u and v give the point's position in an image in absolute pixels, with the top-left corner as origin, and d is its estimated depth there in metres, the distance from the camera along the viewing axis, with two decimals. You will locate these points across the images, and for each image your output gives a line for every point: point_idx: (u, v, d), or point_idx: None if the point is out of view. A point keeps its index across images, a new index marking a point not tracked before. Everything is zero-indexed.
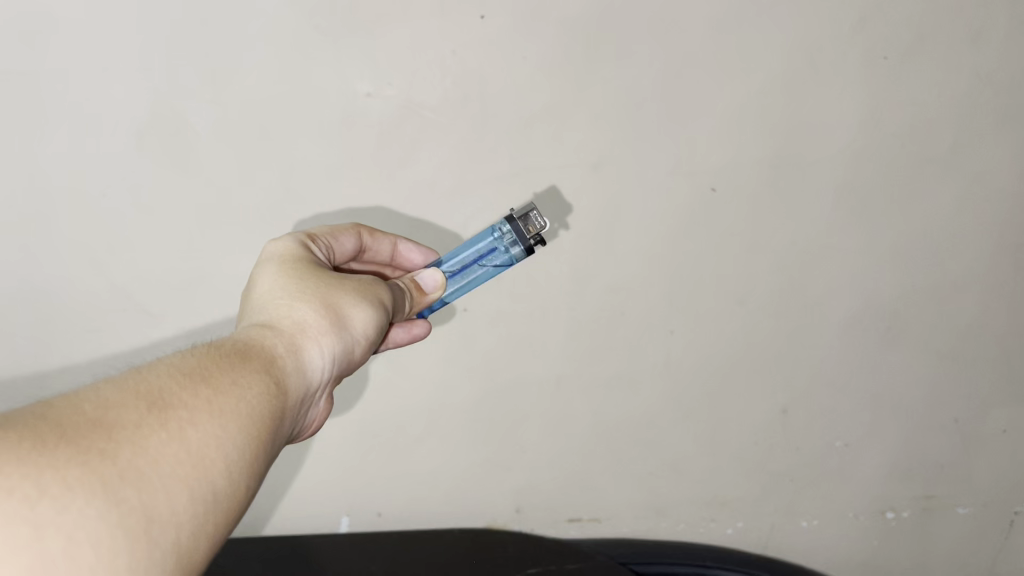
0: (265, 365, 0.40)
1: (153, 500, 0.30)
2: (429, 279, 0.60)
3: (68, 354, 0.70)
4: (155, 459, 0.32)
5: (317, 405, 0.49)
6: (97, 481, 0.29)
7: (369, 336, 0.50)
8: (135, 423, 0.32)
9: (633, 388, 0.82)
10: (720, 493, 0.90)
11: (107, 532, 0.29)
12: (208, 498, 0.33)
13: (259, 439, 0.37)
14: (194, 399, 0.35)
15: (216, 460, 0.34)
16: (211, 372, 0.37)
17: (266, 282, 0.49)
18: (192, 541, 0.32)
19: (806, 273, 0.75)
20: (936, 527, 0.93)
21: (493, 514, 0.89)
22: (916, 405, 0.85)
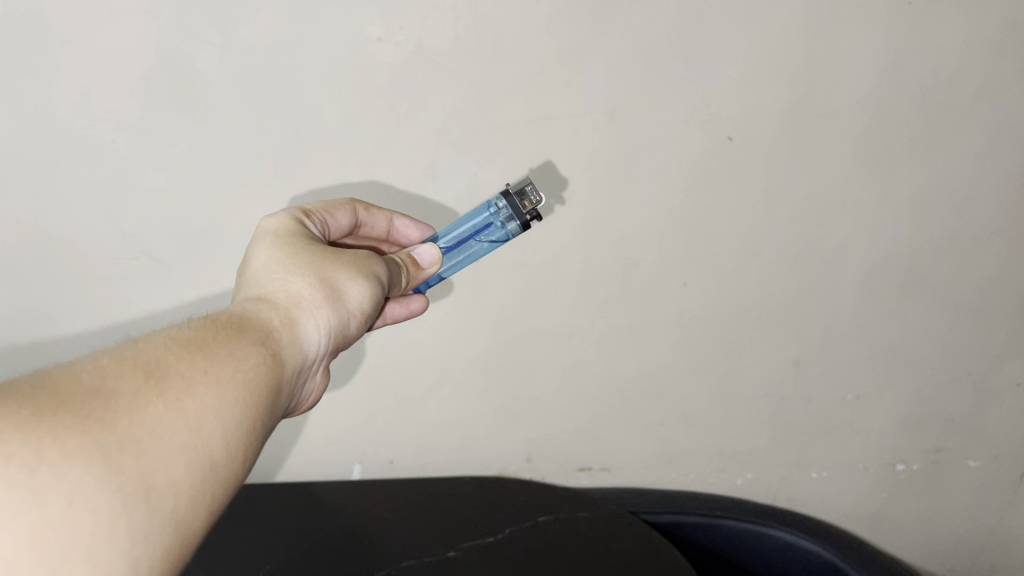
0: (261, 338, 0.42)
1: (151, 467, 0.32)
2: (427, 254, 0.61)
3: (81, 302, 0.71)
4: (153, 428, 0.33)
5: (316, 376, 0.51)
6: (96, 449, 0.31)
7: (365, 310, 0.51)
8: (133, 393, 0.34)
9: (646, 340, 0.81)
10: (732, 444, 0.91)
11: (106, 498, 0.30)
12: (204, 465, 0.34)
13: (255, 409, 0.38)
14: (191, 370, 0.36)
15: (213, 428, 0.35)
16: (209, 345, 0.39)
17: (262, 257, 0.51)
18: (192, 505, 0.33)
19: (823, 225, 0.75)
20: (946, 480, 0.93)
21: (504, 462, 0.90)
22: (932, 358, 0.85)
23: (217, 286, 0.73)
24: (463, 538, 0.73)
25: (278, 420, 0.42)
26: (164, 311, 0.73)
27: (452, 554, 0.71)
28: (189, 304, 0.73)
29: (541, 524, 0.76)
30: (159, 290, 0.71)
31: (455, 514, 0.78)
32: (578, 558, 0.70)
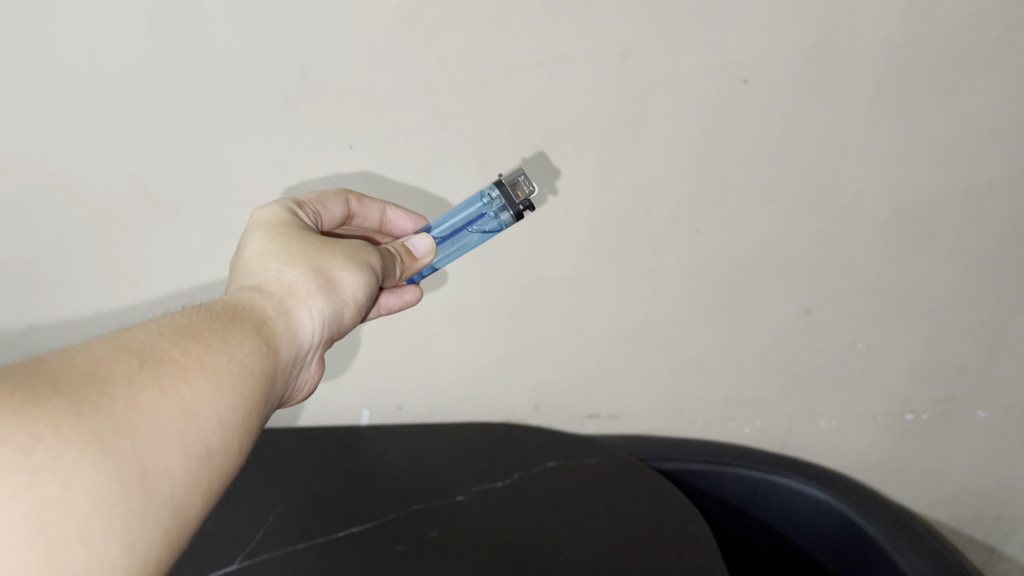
0: (254, 327, 0.44)
1: (146, 452, 0.33)
2: (421, 244, 0.62)
3: (90, 240, 0.72)
4: (148, 412, 0.34)
5: (308, 366, 0.53)
6: (92, 432, 0.32)
7: (358, 299, 0.54)
8: (128, 378, 0.35)
9: (656, 288, 0.81)
10: (740, 393, 0.91)
11: (103, 481, 0.31)
12: (199, 451, 0.36)
13: (247, 398, 0.40)
14: (185, 358, 0.38)
15: (208, 415, 0.37)
16: (202, 333, 0.40)
17: (255, 246, 0.53)
18: (186, 489, 0.35)
19: (837, 171, 0.73)
20: (954, 430, 0.93)
21: (512, 407, 0.90)
22: (944, 308, 0.84)
23: (224, 227, 0.73)
24: (470, 483, 0.74)
25: (271, 408, 0.44)
26: (172, 249, 0.74)
27: (460, 498, 0.71)
28: (197, 242, 0.74)
29: (548, 470, 0.76)
30: (167, 229, 0.72)
31: (463, 459, 0.78)
32: (585, 504, 0.70)
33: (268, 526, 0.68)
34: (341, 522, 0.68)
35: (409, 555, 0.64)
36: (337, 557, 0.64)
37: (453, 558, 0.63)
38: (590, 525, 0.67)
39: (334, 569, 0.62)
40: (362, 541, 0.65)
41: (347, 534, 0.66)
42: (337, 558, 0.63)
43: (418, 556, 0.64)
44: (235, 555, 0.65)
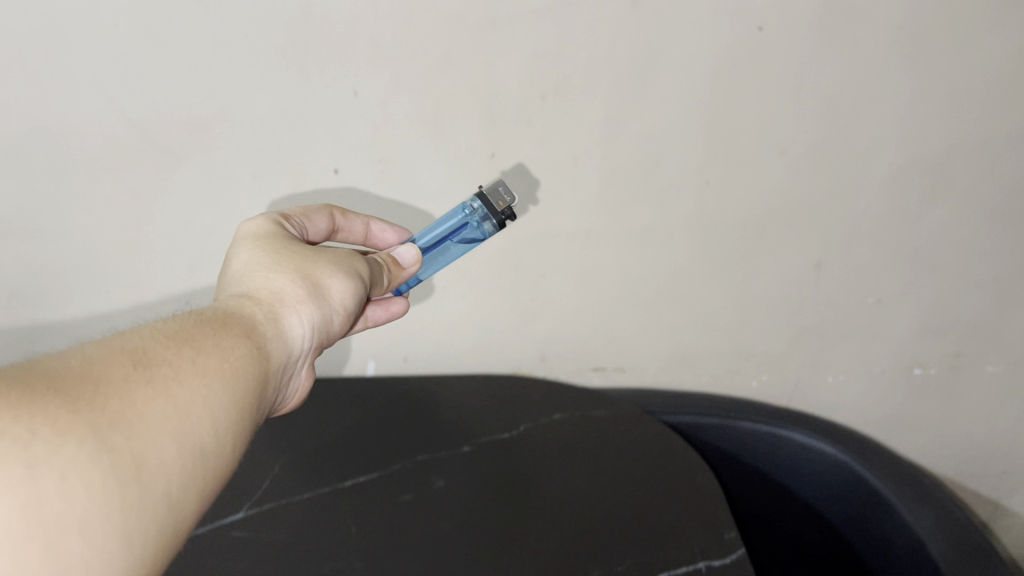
0: (245, 332, 0.44)
1: (143, 448, 0.33)
2: (407, 254, 0.64)
3: (93, 189, 0.71)
4: (143, 411, 0.34)
5: (298, 372, 0.53)
6: (88, 428, 0.31)
7: (346, 308, 0.54)
8: (121, 378, 0.35)
9: (665, 241, 0.80)
10: (747, 347, 0.90)
11: (99, 475, 0.31)
12: (193, 450, 0.35)
13: (239, 401, 0.40)
14: (178, 360, 0.38)
15: (202, 415, 0.36)
16: (194, 337, 0.40)
17: (241, 257, 0.53)
18: (180, 488, 0.34)
19: (851, 122, 0.72)
20: (963, 386, 0.91)
21: (519, 359, 0.90)
22: (957, 263, 0.82)
23: (228, 178, 0.72)
24: (476, 435, 0.73)
25: (264, 411, 0.44)
26: (173, 199, 0.73)
27: (466, 449, 0.71)
28: (200, 193, 0.73)
29: (553, 423, 0.75)
30: (170, 179, 0.71)
31: (469, 411, 0.78)
32: (590, 456, 0.70)
33: (274, 474, 0.68)
34: (347, 472, 0.68)
35: (414, 505, 0.63)
36: (342, 505, 0.63)
37: (457, 508, 0.63)
38: (595, 478, 0.67)
39: (339, 517, 0.62)
40: (367, 492, 0.65)
41: (355, 483, 0.66)
42: (342, 507, 0.63)
43: (422, 505, 0.63)
44: (240, 503, 0.64)
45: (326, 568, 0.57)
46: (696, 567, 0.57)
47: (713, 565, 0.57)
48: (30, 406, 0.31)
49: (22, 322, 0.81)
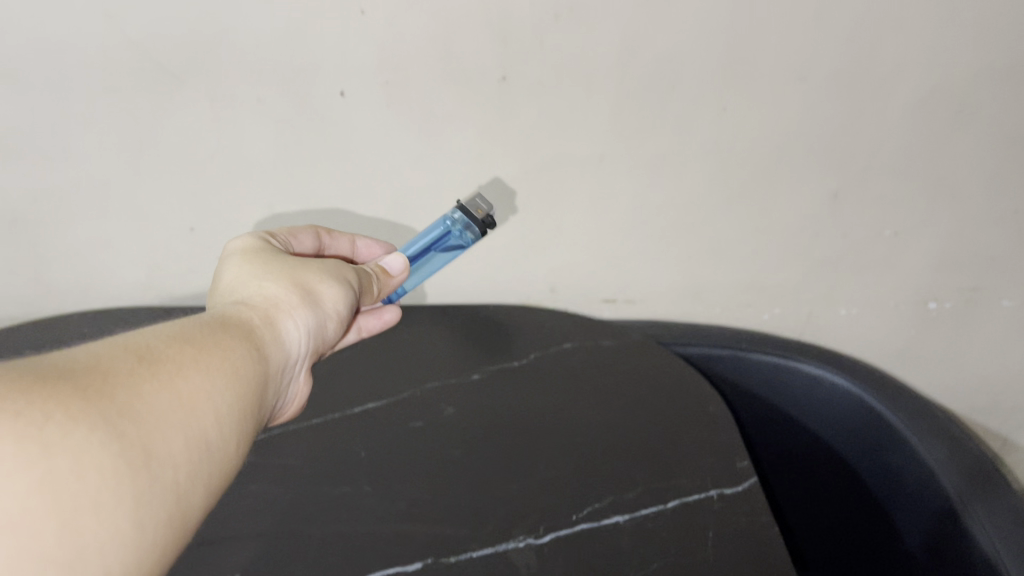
0: (244, 335, 0.43)
1: (152, 438, 0.32)
2: (395, 263, 0.65)
3: (92, 113, 0.70)
4: (151, 403, 0.33)
5: (293, 380, 0.52)
6: (99, 415, 0.31)
7: (337, 316, 0.54)
8: (129, 370, 0.34)
9: (680, 169, 0.78)
10: (761, 279, 0.89)
11: (112, 460, 0.30)
12: (200, 444, 0.35)
13: (241, 400, 0.39)
14: (181, 356, 0.37)
15: (207, 410, 0.36)
16: (195, 335, 0.39)
17: (231, 269, 0.52)
18: (189, 481, 0.34)
19: (876, 47, 0.69)
20: (977, 320, 0.90)
21: (529, 290, 0.89)
22: (978, 194, 0.80)
23: (230, 103, 0.70)
24: (487, 363, 0.73)
25: (264, 410, 0.43)
26: (174, 123, 0.71)
27: (476, 377, 0.71)
28: (201, 118, 0.71)
29: (564, 352, 0.75)
30: (170, 103, 0.69)
31: (479, 340, 0.77)
32: (601, 385, 0.70)
33: None
34: (357, 399, 0.67)
35: (425, 432, 0.63)
36: (352, 431, 0.63)
37: (466, 434, 0.63)
38: (605, 406, 0.67)
39: (349, 441, 0.62)
40: (377, 418, 0.65)
41: (363, 409, 0.66)
42: (352, 432, 0.63)
43: (433, 432, 0.63)
44: None
45: (337, 491, 0.56)
46: (708, 493, 0.56)
47: (725, 493, 0.56)
48: (39, 389, 0.30)
49: (24, 247, 0.80)
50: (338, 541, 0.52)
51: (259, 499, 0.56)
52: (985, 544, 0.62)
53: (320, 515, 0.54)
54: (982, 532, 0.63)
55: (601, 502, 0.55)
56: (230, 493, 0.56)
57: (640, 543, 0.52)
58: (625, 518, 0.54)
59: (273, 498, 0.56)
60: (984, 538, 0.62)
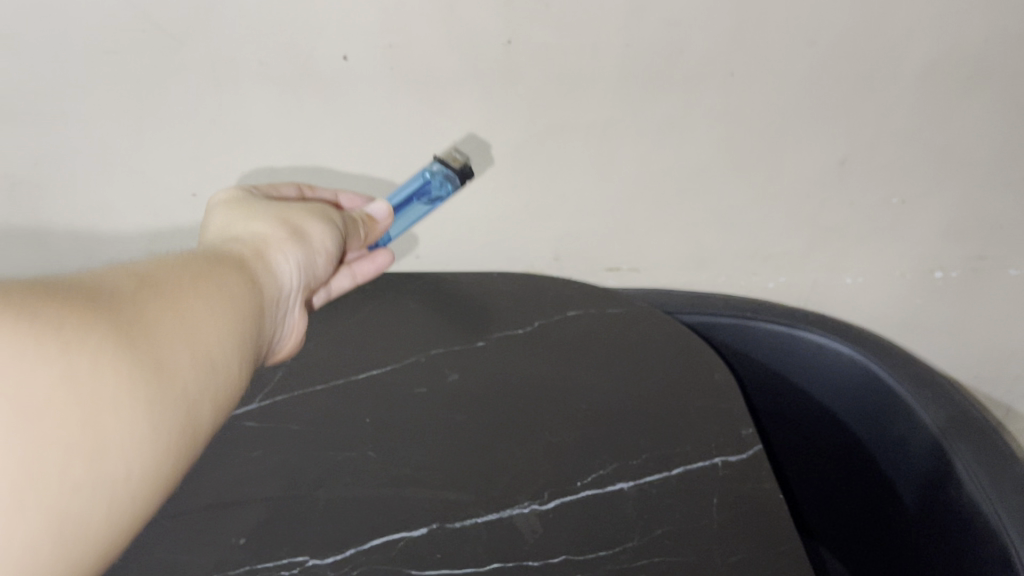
0: (238, 267, 0.44)
1: (161, 349, 0.33)
2: (380, 209, 0.65)
3: (93, 75, 0.69)
4: (156, 318, 0.34)
5: (290, 315, 0.54)
6: (111, 322, 0.31)
7: (326, 252, 0.55)
8: (132, 290, 0.35)
9: (686, 136, 0.77)
10: (766, 247, 0.88)
11: (128, 363, 0.31)
12: (206, 358, 0.36)
13: (240, 325, 0.40)
14: (179, 282, 0.38)
15: (209, 330, 0.37)
16: (191, 266, 0.40)
17: (217, 218, 0.54)
18: (198, 392, 0.34)
19: (886, 11, 0.68)
20: (985, 289, 0.90)
21: (533, 258, 0.89)
22: (986, 161, 0.79)
23: (231, 66, 0.69)
24: (491, 330, 0.73)
25: (261, 340, 0.44)
26: (175, 87, 0.70)
27: (480, 344, 0.70)
28: (202, 82, 0.70)
29: (569, 319, 0.75)
30: (172, 66, 0.69)
31: (484, 308, 0.77)
32: (605, 352, 0.70)
33: (287, 366, 0.67)
34: (361, 365, 0.67)
35: (429, 398, 0.63)
36: (357, 397, 0.63)
37: (470, 400, 0.63)
38: (610, 373, 0.66)
39: (353, 407, 0.62)
40: (381, 385, 0.65)
41: (368, 376, 0.66)
42: (356, 398, 0.63)
43: (437, 399, 0.63)
44: (254, 393, 0.64)
45: (341, 456, 0.57)
46: (713, 460, 0.56)
47: (730, 460, 0.56)
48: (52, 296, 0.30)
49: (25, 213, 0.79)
50: (343, 506, 0.52)
51: (264, 464, 0.56)
52: (988, 510, 0.62)
53: (325, 480, 0.54)
54: (985, 499, 0.62)
55: (606, 468, 0.55)
56: (235, 458, 0.56)
57: (646, 509, 0.52)
58: (629, 485, 0.54)
59: (278, 463, 0.56)
60: (987, 504, 0.62)
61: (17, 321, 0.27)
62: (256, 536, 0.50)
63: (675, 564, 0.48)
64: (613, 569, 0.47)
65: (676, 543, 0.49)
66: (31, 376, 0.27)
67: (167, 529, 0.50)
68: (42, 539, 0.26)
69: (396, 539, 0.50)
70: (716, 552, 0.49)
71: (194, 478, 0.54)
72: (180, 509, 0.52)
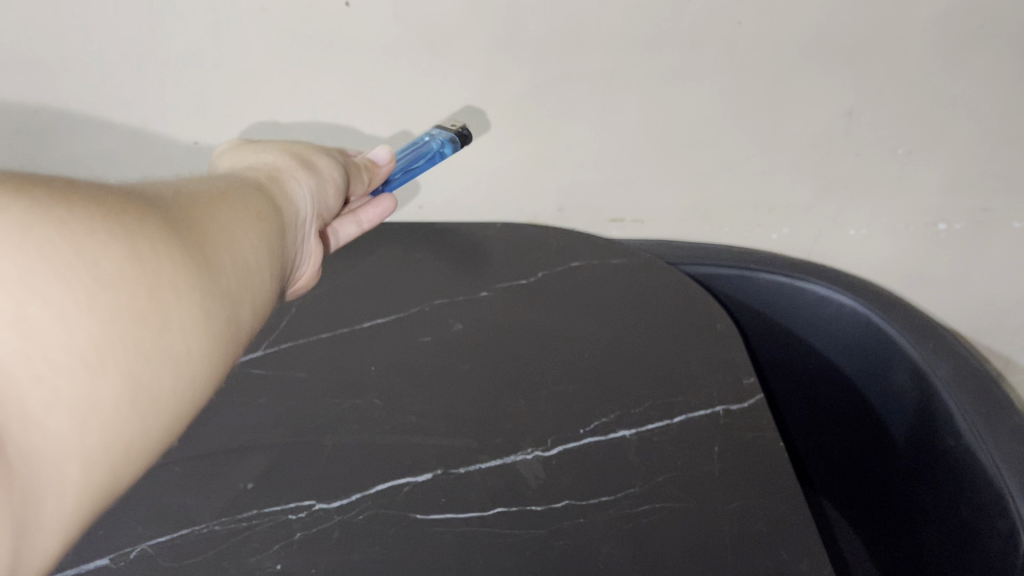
0: (261, 190, 0.44)
1: (206, 250, 0.34)
2: (381, 151, 0.64)
3: (94, 22, 0.68)
4: (197, 224, 0.35)
5: (305, 246, 0.53)
6: (159, 219, 0.32)
7: (337, 185, 0.55)
8: (170, 199, 0.35)
9: (692, 84, 0.77)
10: (770, 198, 0.87)
11: (178, 256, 0.31)
12: (244, 264, 0.36)
13: (271, 240, 0.40)
14: (211, 197, 0.38)
15: (243, 238, 0.37)
16: (220, 186, 0.41)
17: (225, 159, 0.54)
18: (240, 292, 0.35)
19: None
20: (988, 240, 0.89)
21: (535, 209, 0.88)
22: (995, 112, 0.79)
23: (234, 10, 0.69)
24: (494, 281, 0.73)
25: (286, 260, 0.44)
26: (177, 32, 0.70)
27: (484, 295, 0.70)
28: (205, 27, 0.70)
29: (571, 271, 0.75)
30: (175, 10, 0.68)
31: (486, 259, 0.76)
32: (607, 303, 0.70)
33: (291, 316, 0.67)
34: (364, 315, 0.67)
35: (432, 347, 0.63)
36: (360, 346, 0.63)
37: (473, 350, 0.63)
38: (613, 322, 0.67)
39: (357, 355, 0.62)
40: (384, 334, 0.65)
41: (372, 325, 0.66)
42: (360, 347, 0.63)
43: (439, 348, 0.63)
44: (259, 342, 0.64)
45: (345, 404, 0.57)
46: (713, 410, 0.56)
47: (731, 410, 0.56)
48: (94, 187, 0.31)
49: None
50: (349, 452, 0.53)
51: (271, 412, 0.56)
52: (987, 461, 0.62)
53: (331, 427, 0.55)
54: (984, 449, 0.63)
55: (607, 416, 0.56)
56: (241, 405, 0.57)
57: (648, 456, 0.52)
58: (631, 433, 0.54)
59: (284, 410, 0.56)
60: (985, 455, 0.63)
61: (72, 204, 0.28)
62: (263, 481, 0.50)
63: (677, 510, 0.48)
64: (616, 514, 0.48)
65: (678, 489, 0.50)
66: (98, 254, 0.28)
67: (175, 475, 0.51)
68: (117, 402, 0.27)
69: (401, 485, 0.50)
70: (717, 498, 0.49)
71: (202, 425, 0.55)
72: (189, 454, 0.52)
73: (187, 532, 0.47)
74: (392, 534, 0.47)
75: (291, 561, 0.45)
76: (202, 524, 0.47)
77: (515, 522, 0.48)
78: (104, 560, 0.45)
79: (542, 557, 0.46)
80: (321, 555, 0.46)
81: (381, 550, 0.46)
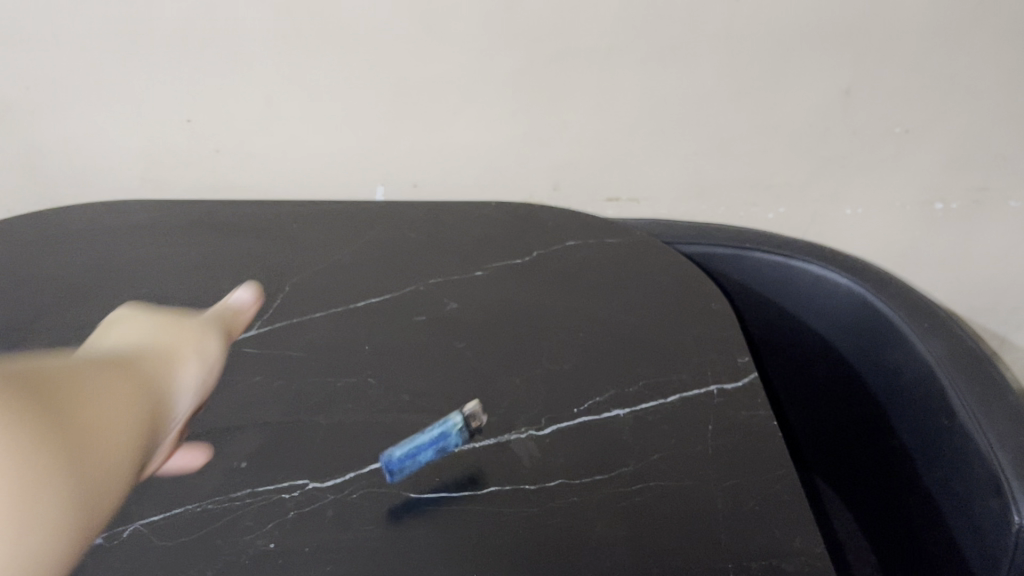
0: (138, 382, 0.45)
1: (66, 462, 0.36)
2: None
3: None
4: (62, 430, 0.36)
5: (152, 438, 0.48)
6: (35, 440, 0.34)
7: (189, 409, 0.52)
8: (57, 403, 0.37)
9: (689, 61, 0.77)
10: (768, 176, 0.86)
11: (35, 461, 0.34)
12: (93, 483, 0.37)
13: (129, 444, 0.41)
14: (91, 399, 0.40)
15: (110, 455, 0.39)
16: (90, 382, 0.42)
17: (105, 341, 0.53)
18: (79, 516, 0.36)
19: None
20: (985, 219, 0.89)
21: (530, 188, 0.87)
22: (993, 88, 0.79)
23: None
24: (489, 260, 0.72)
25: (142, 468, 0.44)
26: None
27: (479, 274, 0.70)
28: None
29: (566, 250, 0.74)
30: None
31: (481, 239, 0.76)
32: (603, 283, 0.69)
33: (284, 297, 0.67)
34: (359, 294, 0.67)
35: (427, 327, 0.63)
36: (355, 325, 0.63)
37: (468, 329, 0.63)
38: (607, 300, 0.67)
39: (351, 333, 0.62)
40: (379, 314, 0.65)
41: (367, 304, 0.66)
42: (354, 327, 0.63)
43: (433, 327, 0.63)
44: (253, 321, 0.64)
45: (340, 383, 0.57)
46: (708, 389, 0.56)
47: (725, 388, 0.56)
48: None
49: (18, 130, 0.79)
50: (344, 431, 0.53)
51: (264, 390, 0.56)
52: (980, 440, 0.63)
53: (325, 406, 0.55)
54: (978, 428, 0.63)
55: (602, 396, 0.56)
56: (234, 384, 0.57)
57: (642, 434, 0.52)
58: (626, 412, 0.54)
59: (278, 388, 0.56)
60: (979, 434, 0.63)
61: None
62: (257, 460, 0.50)
63: (671, 488, 0.48)
64: (608, 493, 0.48)
65: (671, 468, 0.50)
66: None
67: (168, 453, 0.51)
68: None
69: None
70: (710, 477, 0.49)
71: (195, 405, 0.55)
72: (181, 433, 0.52)
73: (180, 511, 0.47)
74: (387, 513, 0.47)
75: (285, 539, 0.45)
76: (195, 503, 0.47)
77: (509, 501, 0.48)
78: (98, 539, 0.45)
79: (535, 535, 0.46)
80: (314, 533, 0.46)
81: (375, 529, 0.46)
